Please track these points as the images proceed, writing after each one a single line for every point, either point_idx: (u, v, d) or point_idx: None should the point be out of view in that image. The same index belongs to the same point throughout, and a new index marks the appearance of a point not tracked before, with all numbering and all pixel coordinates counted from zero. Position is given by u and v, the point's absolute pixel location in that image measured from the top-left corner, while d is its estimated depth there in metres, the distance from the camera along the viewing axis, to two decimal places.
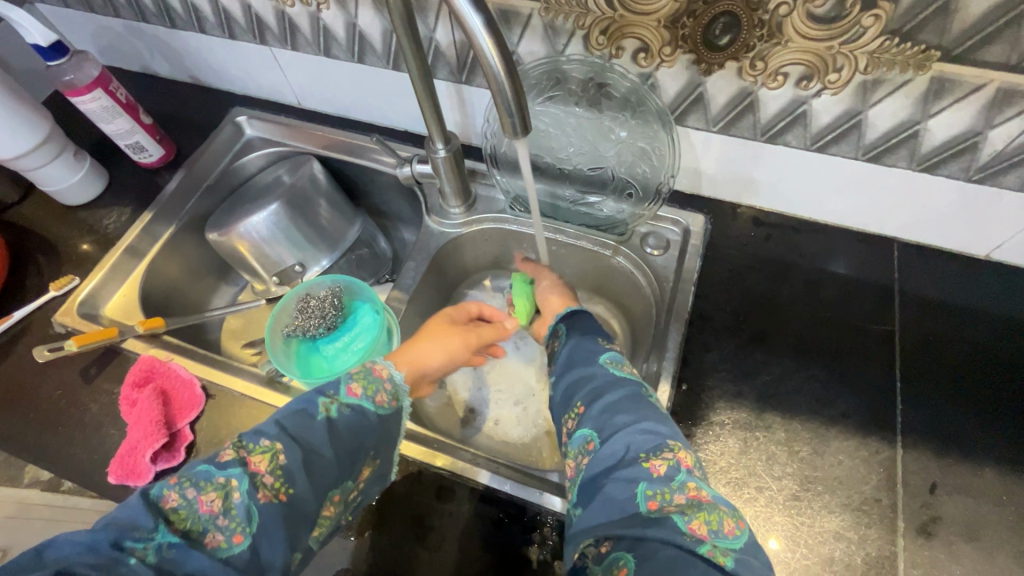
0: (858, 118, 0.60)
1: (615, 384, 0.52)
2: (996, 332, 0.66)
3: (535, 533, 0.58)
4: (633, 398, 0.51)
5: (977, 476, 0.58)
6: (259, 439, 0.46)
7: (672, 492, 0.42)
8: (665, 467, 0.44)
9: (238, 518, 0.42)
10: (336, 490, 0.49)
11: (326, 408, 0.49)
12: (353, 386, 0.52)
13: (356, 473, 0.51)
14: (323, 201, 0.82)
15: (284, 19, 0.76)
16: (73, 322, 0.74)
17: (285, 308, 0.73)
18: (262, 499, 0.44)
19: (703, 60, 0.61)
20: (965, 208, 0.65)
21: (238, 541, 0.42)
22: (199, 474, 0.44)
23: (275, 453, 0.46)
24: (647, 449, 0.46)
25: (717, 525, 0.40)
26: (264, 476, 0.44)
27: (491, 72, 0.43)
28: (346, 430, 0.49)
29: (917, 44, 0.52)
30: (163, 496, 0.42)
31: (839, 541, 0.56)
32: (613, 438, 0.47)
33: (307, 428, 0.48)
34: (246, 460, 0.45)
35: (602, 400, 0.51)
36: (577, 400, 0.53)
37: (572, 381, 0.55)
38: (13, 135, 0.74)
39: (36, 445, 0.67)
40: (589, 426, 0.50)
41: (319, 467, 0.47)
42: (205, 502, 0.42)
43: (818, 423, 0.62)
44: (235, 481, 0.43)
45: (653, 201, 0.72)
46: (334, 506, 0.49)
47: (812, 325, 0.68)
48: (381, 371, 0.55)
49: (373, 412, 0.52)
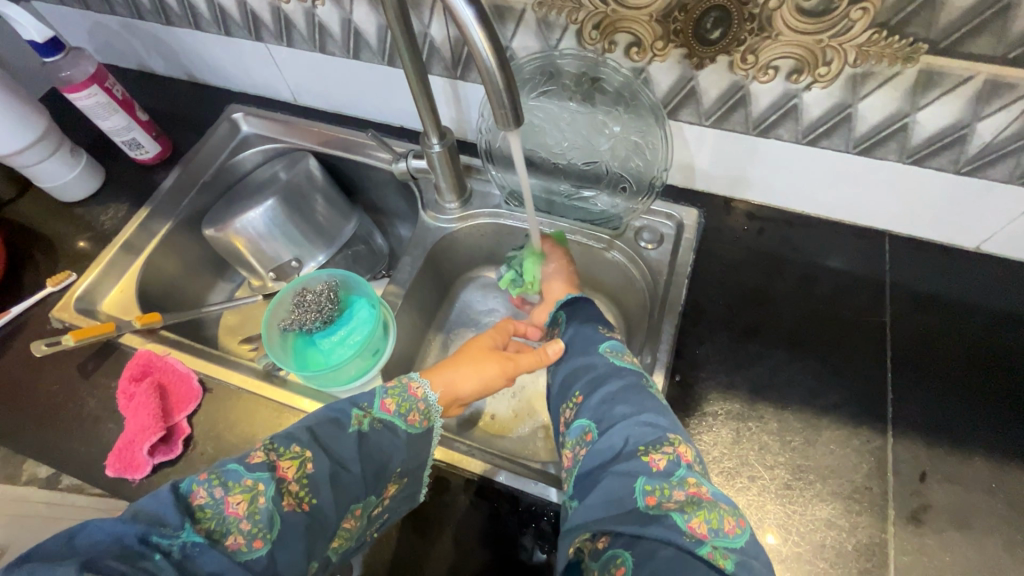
0: (848, 111, 0.61)
1: (615, 374, 0.53)
2: (986, 323, 0.67)
3: (530, 524, 0.58)
4: (632, 389, 0.51)
5: (967, 464, 0.59)
6: (290, 444, 0.48)
7: (672, 488, 0.43)
8: (664, 462, 0.45)
9: (259, 523, 0.43)
10: (357, 504, 0.49)
11: (358, 420, 0.51)
12: (387, 402, 0.53)
13: (381, 490, 0.51)
14: (318, 198, 0.82)
15: (279, 16, 0.77)
16: (72, 317, 0.74)
17: (283, 300, 0.73)
18: (285, 506, 0.45)
19: (695, 54, 0.61)
20: (955, 201, 0.65)
21: (258, 546, 0.43)
22: (229, 474, 0.45)
23: (304, 461, 0.47)
24: (647, 441, 0.46)
25: (718, 524, 0.41)
26: (290, 484, 0.46)
27: (483, 64, 0.44)
28: (375, 445, 0.51)
29: (905, 37, 0.53)
30: (193, 492, 0.44)
31: (830, 529, 0.56)
32: (611, 431, 0.48)
33: (337, 439, 0.49)
34: (276, 465, 0.46)
35: (602, 391, 0.52)
36: (577, 390, 0.54)
37: (572, 370, 0.56)
38: (9, 131, 0.74)
39: (34, 439, 0.67)
40: (587, 417, 0.51)
41: (344, 480, 0.48)
42: (231, 503, 0.43)
43: (810, 413, 0.63)
44: (262, 485, 0.44)
45: (646, 194, 0.73)
46: (354, 520, 0.49)
47: (804, 317, 0.69)
48: (417, 389, 0.55)
49: (403, 430, 0.53)
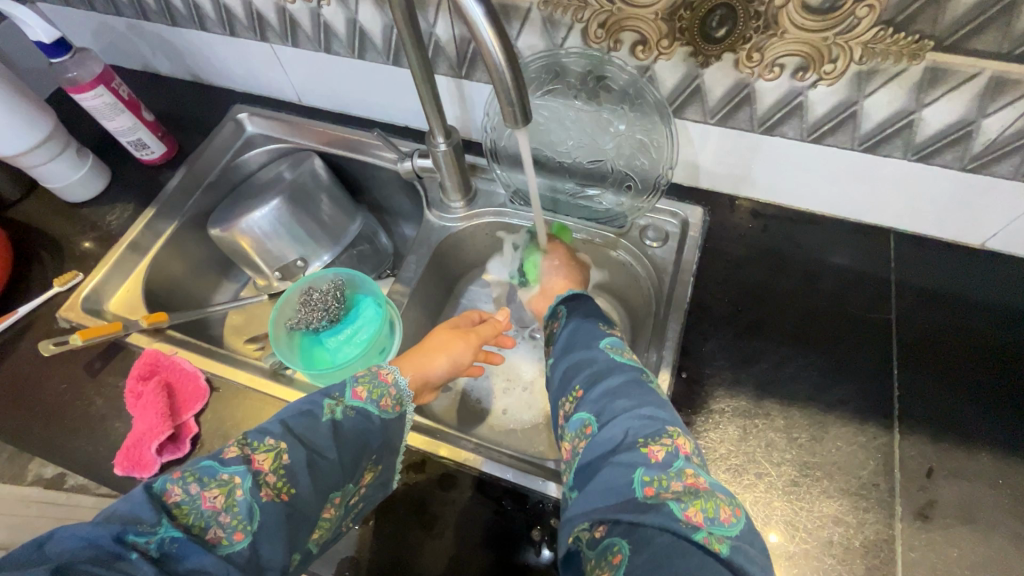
0: (853, 108, 0.61)
1: (616, 368, 0.52)
2: (992, 320, 0.67)
3: (537, 520, 0.59)
4: (633, 384, 0.50)
5: (974, 459, 0.59)
6: (264, 438, 0.47)
7: (669, 479, 0.42)
8: (663, 453, 0.44)
9: (239, 516, 0.43)
10: (336, 492, 0.50)
11: (331, 409, 0.51)
12: (358, 389, 0.53)
13: (358, 476, 0.52)
14: (323, 197, 0.83)
15: (285, 16, 0.77)
16: (78, 317, 0.74)
17: (289, 300, 0.74)
18: (263, 497, 0.45)
19: (700, 52, 0.62)
20: (960, 197, 0.65)
21: (239, 538, 0.43)
22: (203, 470, 0.45)
23: (278, 452, 0.47)
24: (646, 433, 0.45)
25: (714, 513, 0.40)
26: (267, 475, 0.46)
27: (493, 62, 0.44)
28: (351, 431, 0.51)
29: (911, 34, 0.53)
30: (166, 491, 0.44)
31: (838, 525, 0.56)
32: (612, 423, 0.47)
33: (312, 429, 0.49)
34: (251, 458, 0.46)
35: (603, 385, 0.51)
36: (576, 384, 0.53)
37: (573, 363, 0.55)
38: (16, 132, 0.74)
39: (41, 438, 0.67)
40: (588, 410, 0.50)
41: (323, 468, 0.48)
42: (208, 498, 0.44)
43: (816, 410, 0.63)
44: (238, 478, 0.45)
45: (651, 193, 0.74)
46: (334, 509, 0.51)
47: (809, 314, 0.69)
48: (387, 375, 0.55)
49: (377, 416, 0.53)
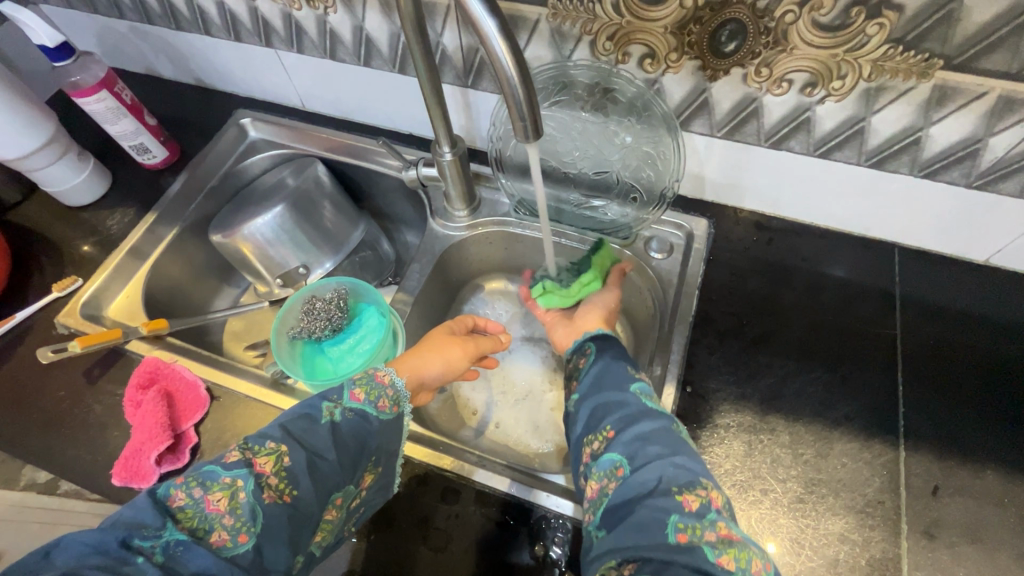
0: (861, 124, 0.61)
1: (648, 414, 0.51)
2: (994, 336, 0.67)
3: (540, 535, 0.58)
4: (666, 432, 0.50)
5: (979, 478, 0.59)
6: (264, 441, 0.47)
7: (703, 528, 0.42)
8: (697, 503, 0.43)
9: (243, 517, 0.43)
10: (337, 493, 0.49)
11: (330, 411, 0.51)
12: (356, 391, 0.53)
13: (359, 478, 0.51)
14: (327, 204, 0.82)
15: (291, 22, 0.77)
16: (77, 323, 0.73)
17: (290, 309, 0.73)
18: (267, 499, 0.44)
19: (709, 66, 0.62)
20: (965, 214, 0.65)
21: (244, 541, 0.42)
22: (206, 474, 0.44)
23: (280, 455, 0.46)
24: (680, 482, 0.45)
25: (746, 564, 0.40)
26: (269, 477, 0.45)
27: (503, 75, 0.44)
28: (348, 432, 0.50)
29: (920, 52, 0.53)
30: (170, 495, 0.43)
31: (843, 543, 0.56)
32: (645, 467, 0.46)
33: (311, 431, 0.48)
34: (252, 462, 0.45)
35: (635, 428, 0.50)
36: (607, 424, 0.52)
37: (602, 403, 0.54)
38: (16, 136, 0.73)
39: (37, 445, 0.67)
40: (618, 451, 0.49)
41: (324, 470, 0.48)
42: (211, 501, 0.43)
43: (822, 425, 0.62)
44: (241, 481, 0.44)
45: (657, 205, 0.73)
46: (335, 511, 0.50)
47: (812, 327, 0.69)
48: (384, 376, 0.55)
49: (375, 416, 0.52)
